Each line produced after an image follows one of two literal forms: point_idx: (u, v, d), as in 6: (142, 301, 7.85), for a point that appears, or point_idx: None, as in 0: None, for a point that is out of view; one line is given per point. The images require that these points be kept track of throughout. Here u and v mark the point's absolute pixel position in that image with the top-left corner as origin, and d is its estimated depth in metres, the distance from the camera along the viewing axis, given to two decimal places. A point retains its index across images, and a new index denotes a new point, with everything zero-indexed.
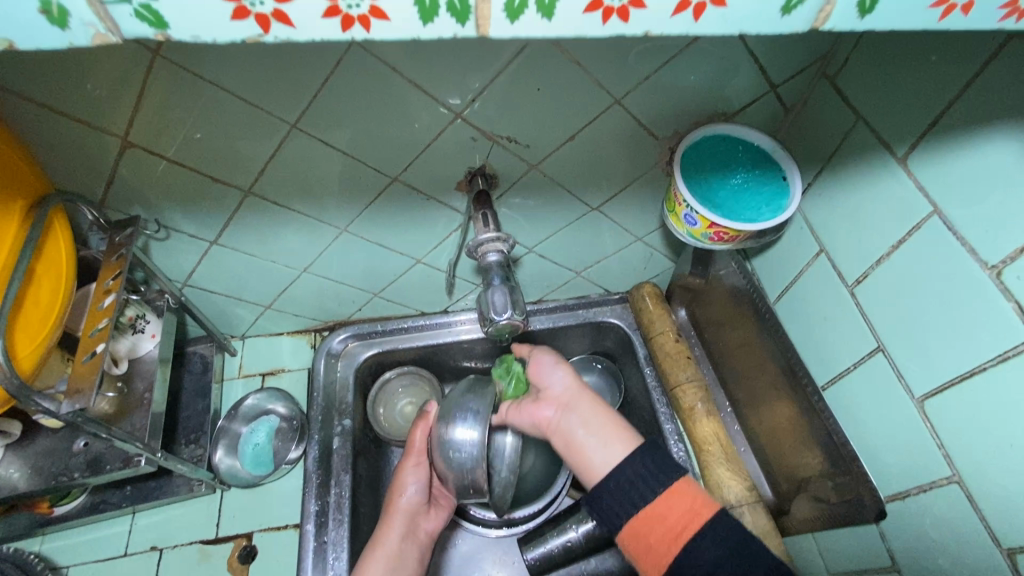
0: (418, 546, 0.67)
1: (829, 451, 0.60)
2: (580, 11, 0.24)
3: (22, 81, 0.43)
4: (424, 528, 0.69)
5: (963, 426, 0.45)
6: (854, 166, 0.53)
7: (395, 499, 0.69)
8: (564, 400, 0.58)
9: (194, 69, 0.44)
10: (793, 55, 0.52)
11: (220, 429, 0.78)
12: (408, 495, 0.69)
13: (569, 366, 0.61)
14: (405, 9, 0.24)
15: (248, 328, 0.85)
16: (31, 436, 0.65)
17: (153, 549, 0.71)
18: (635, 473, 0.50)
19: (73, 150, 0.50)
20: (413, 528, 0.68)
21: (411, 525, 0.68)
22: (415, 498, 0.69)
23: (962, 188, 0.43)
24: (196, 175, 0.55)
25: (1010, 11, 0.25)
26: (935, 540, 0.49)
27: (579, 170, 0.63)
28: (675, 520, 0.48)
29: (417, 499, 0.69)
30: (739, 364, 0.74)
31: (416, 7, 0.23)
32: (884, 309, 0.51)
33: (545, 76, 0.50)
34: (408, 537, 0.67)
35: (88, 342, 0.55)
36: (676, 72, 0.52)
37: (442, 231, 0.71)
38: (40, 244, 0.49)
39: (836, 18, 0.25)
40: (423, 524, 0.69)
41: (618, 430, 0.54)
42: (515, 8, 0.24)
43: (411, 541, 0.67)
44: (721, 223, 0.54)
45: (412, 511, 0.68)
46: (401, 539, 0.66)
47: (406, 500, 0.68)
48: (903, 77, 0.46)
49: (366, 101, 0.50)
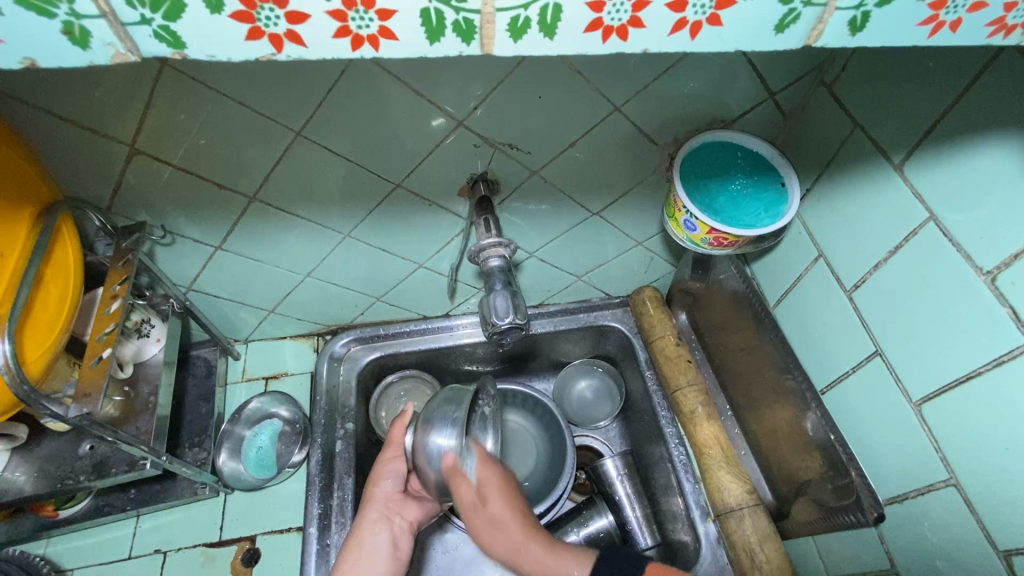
0: (391, 532, 0.63)
1: (827, 455, 0.60)
2: (580, 31, 0.25)
3: (32, 91, 0.43)
4: (404, 518, 0.65)
5: (960, 429, 0.45)
6: (852, 172, 0.54)
7: (371, 490, 0.66)
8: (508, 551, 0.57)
9: (201, 77, 0.45)
10: (791, 63, 0.53)
11: (223, 433, 0.79)
12: (383, 485, 0.66)
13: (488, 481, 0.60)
14: (412, 30, 0.24)
15: (251, 332, 0.85)
16: (37, 439, 0.65)
17: (157, 552, 0.71)
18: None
19: (80, 157, 0.50)
20: (389, 513, 0.64)
21: (386, 513, 0.64)
22: (393, 489, 0.66)
23: (958, 195, 0.43)
24: (202, 181, 0.56)
25: (998, 28, 0.26)
26: (933, 542, 0.49)
27: (580, 176, 0.64)
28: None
29: (392, 489, 0.66)
30: (739, 368, 0.74)
31: (423, 28, 0.24)
32: (881, 313, 0.52)
33: (546, 84, 0.51)
34: (382, 523, 0.63)
35: (95, 346, 0.55)
36: (675, 80, 0.52)
37: (444, 236, 0.71)
38: (49, 251, 0.50)
39: (828, 36, 0.26)
40: (401, 511, 0.65)
41: (560, 550, 0.55)
42: (519, 28, 0.24)
43: (385, 532, 0.62)
44: (720, 229, 0.55)
45: (387, 501, 0.65)
46: (372, 529, 0.62)
47: (381, 488, 0.65)
48: (900, 84, 0.47)
49: (370, 110, 0.51)
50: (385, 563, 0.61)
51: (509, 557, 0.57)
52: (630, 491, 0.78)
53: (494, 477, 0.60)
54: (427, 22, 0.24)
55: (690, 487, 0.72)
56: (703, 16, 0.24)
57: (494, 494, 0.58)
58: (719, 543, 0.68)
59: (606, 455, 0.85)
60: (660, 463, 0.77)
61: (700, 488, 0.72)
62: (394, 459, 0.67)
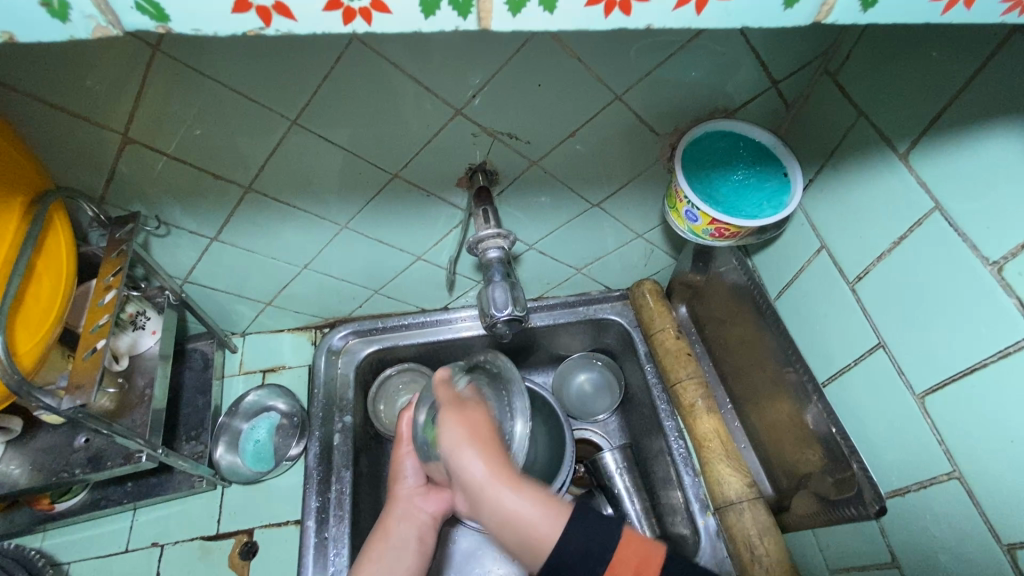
0: (419, 527, 0.65)
1: (829, 448, 0.60)
2: (581, 6, 0.24)
3: (22, 77, 0.43)
4: (427, 513, 0.66)
5: (963, 422, 0.45)
6: (855, 162, 0.53)
7: (396, 487, 0.67)
8: (478, 489, 0.48)
9: (194, 64, 0.44)
10: (795, 51, 0.52)
11: (221, 426, 0.78)
12: (406, 482, 0.67)
13: (472, 417, 0.52)
14: (407, 3, 0.23)
15: (248, 325, 0.85)
16: (32, 432, 0.65)
17: (155, 545, 0.71)
18: (579, 541, 0.46)
19: (73, 146, 0.50)
20: (412, 510, 0.66)
21: (410, 508, 0.66)
22: (414, 485, 0.67)
23: (963, 185, 0.43)
24: (196, 171, 0.55)
25: (1011, 5, 0.25)
26: (935, 536, 0.49)
27: (579, 167, 0.63)
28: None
29: (415, 484, 0.67)
30: (739, 360, 0.74)
31: (418, 1, 0.23)
32: (884, 305, 0.51)
33: (546, 71, 0.50)
34: (409, 520, 0.65)
35: (89, 339, 0.55)
36: (677, 68, 0.51)
37: (442, 228, 0.70)
38: (40, 240, 0.49)
39: (837, 13, 0.25)
40: (425, 506, 0.66)
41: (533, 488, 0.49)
42: (517, 1, 0.24)
43: (413, 529, 0.64)
44: (722, 219, 0.54)
45: (411, 496, 0.66)
46: (399, 523, 0.64)
47: (404, 485, 0.67)
48: (906, 73, 0.46)
49: (366, 97, 0.50)
50: (412, 554, 0.63)
51: (478, 477, 0.48)
52: (629, 484, 0.77)
53: (478, 424, 0.52)
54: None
55: (689, 480, 0.72)
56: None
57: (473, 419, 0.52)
58: (719, 535, 0.68)
59: (606, 448, 0.85)
60: (660, 456, 0.77)
61: (700, 481, 0.72)
62: (409, 452, 0.69)
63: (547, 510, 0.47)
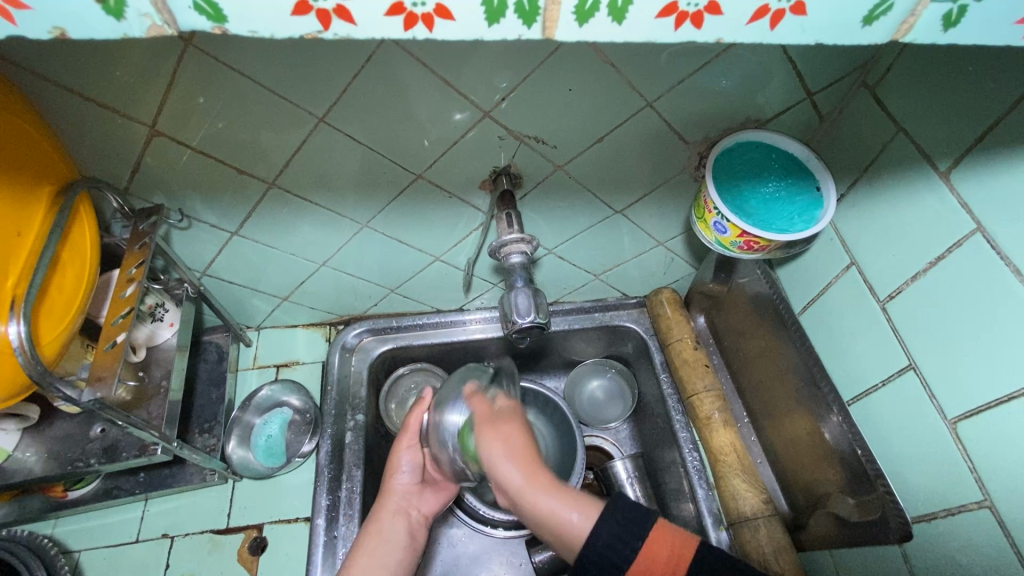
0: (409, 525, 0.64)
1: (850, 467, 0.58)
2: (651, 16, 0.23)
3: (52, 66, 0.42)
4: (420, 512, 0.66)
5: (1000, 449, 0.43)
6: (892, 177, 0.52)
7: (389, 480, 0.66)
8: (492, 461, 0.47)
9: (225, 59, 0.44)
10: (832, 64, 0.51)
11: (233, 420, 0.78)
12: (401, 477, 0.66)
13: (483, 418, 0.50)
14: (472, 9, 0.23)
15: (264, 319, 0.85)
16: (48, 420, 0.65)
17: (164, 536, 0.71)
18: (612, 533, 0.43)
19: (97, 135, 0.49)
20: (405, 507, 0.65)
21: (405, 504, 0.65)
22: (410, 482, 0.66)
23: (1006, 206, 0.41)
24: (220, 166, 0.55)
25: None
26: (961, 563, 0.48)
27: (604, 173, 0.62)
28: (663, 570, 0.43)
29: (410, 481, 0.66)
30: (757, 374, 0.73)
31: (483, 7, 0.23)
32: (916, 327, 0.50)
33: (577, 77, 0.49)
34: (401, 515, 0.64)
35: (110, 330, 0.55)
36: (710, 76, 0.50)
37: (464, 229, 0.70)
38: (67, 230, 0.49)
39: (916, 32, 0.24)
40: (419, 505, 0.66)
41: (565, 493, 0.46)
42: (586, 11, 0.23)
43: (401, 524, 0.64)
44: (752, 232, 0.54)
45: (407, 493, 0.66)
46: (398, 520, 0.64)
47: (399, 481, 0.66)
48: (949, 87, 0.45)
49: (393, 97, 0.49)
50: (402, 549, 0.62)
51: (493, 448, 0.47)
52: (640, 493, 0.76)
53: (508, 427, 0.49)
54: (488, 0, 0.22)
55: (703, 493, 0.70)
56: (788, 3, 0.23)
57: (506, 422, 0.49)
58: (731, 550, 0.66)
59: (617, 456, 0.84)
60: (672, 467, 0.76)
61: (714, 495, 0.70)
62: (408, 448, 0.67)
63: (585, 514, 0.45)
